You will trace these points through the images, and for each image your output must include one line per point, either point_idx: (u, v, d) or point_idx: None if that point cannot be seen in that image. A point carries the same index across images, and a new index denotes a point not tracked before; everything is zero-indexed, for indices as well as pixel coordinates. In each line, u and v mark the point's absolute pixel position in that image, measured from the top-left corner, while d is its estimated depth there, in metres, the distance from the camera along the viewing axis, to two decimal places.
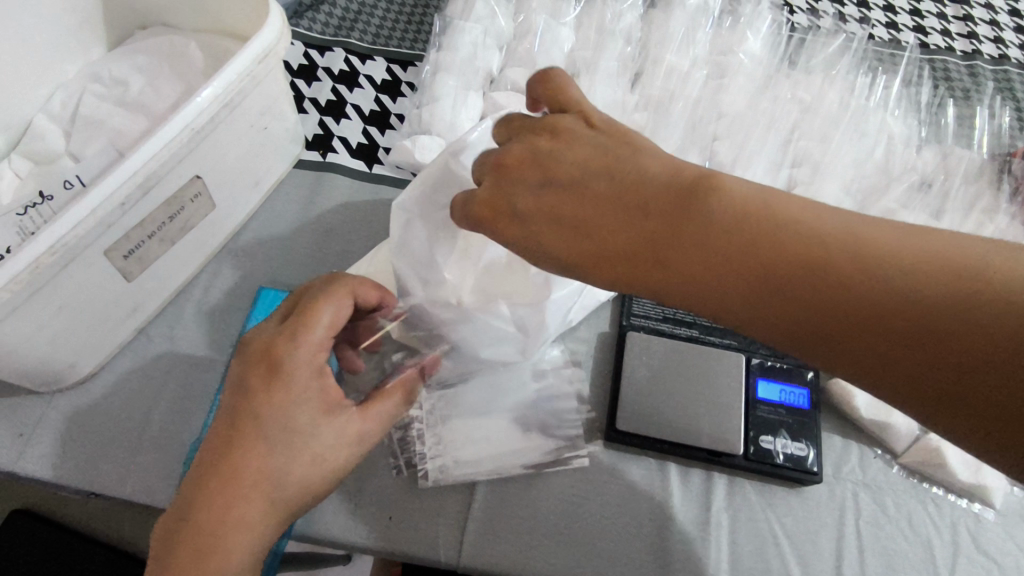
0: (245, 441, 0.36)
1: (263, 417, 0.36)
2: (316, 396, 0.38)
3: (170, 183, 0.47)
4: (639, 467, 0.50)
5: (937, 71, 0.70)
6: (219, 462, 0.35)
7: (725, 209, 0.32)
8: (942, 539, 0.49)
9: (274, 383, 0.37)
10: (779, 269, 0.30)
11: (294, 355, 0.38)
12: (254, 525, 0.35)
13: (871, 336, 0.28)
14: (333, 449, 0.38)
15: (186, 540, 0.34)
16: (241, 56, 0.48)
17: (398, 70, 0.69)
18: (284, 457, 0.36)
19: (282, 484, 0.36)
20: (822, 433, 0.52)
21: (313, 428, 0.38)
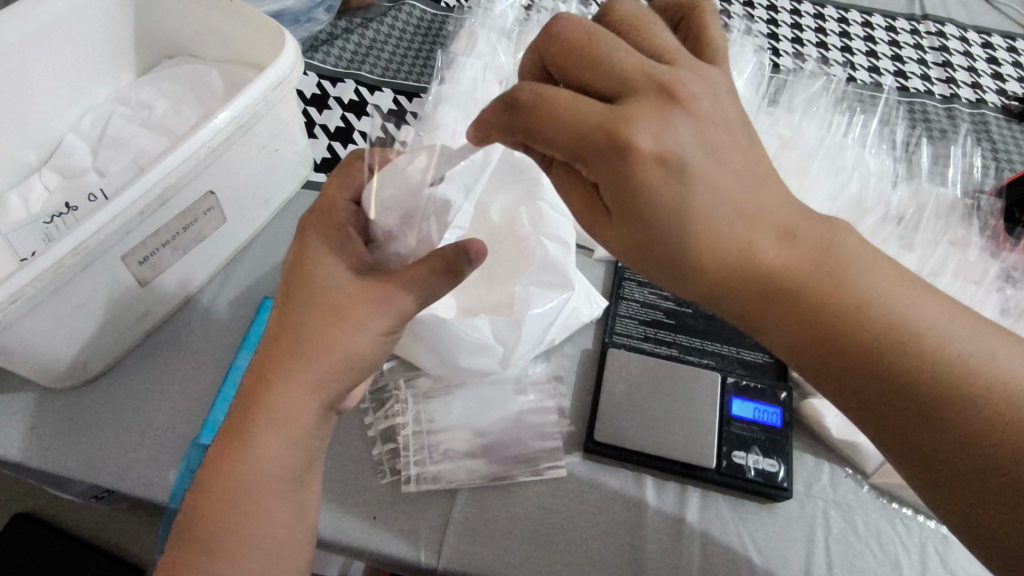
0: (288, 312, 0.43)
1: (302, 284, 0.44)
2: (339, 257, 0.45)
3: (185, 197, 0.51)
4: (616, 478, 0.52)
5: (915, 113, 0.74)
6: (278, 324, 0.43)
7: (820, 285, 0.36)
8: (910, 558, 0.50)
9: (303, 255, 0.45)
10: (827, 300, 0.36)
11: (318, 225, 0.46)
12: (304, 375, 0.42)
13: (873, 363, 0.36)
14: (360, 304, 0.43)
15: (254, 382, 0.42)
16: (257, 83, 0.53)
17: (404, 101, 0.74)
18: (317, 311, 0.43)
19: (306, 337, 0.42)
20: (794, 451, 0.54)
21: (334, 283, 0.44)
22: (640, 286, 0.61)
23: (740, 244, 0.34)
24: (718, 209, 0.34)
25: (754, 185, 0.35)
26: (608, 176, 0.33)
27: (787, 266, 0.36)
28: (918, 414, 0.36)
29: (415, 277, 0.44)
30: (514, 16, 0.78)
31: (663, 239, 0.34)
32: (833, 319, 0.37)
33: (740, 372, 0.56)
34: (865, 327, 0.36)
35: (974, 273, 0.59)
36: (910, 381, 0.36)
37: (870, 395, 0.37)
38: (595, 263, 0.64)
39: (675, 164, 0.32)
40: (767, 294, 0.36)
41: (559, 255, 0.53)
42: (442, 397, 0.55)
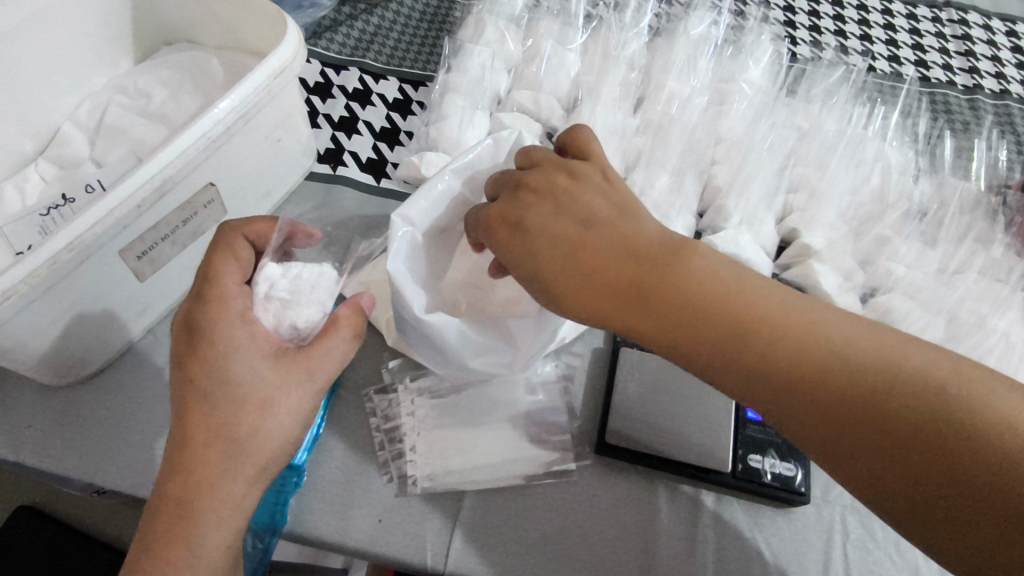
0: (199, 410, 0.39)
1: (202, 387, 0.39)
2: (247, 344, 0.40)
3: (184, 189, 0.49)
4: (628, 481, 0.51)
5: (937, 104, 0.72)
6: (183, 433, 0.39)
7: (707, 272, 0.37)
8: (931, 565, 0.48)
9: (196, 347, 0.39)
10: (741, 330, 0.35)
11: (205, 314, 0.40)
12: (227, 480, 0.39)
13: (860, 411, 0.33)
14: (280, 390, 0.40)
15: (167, 504, 0.38)
16: (258, 72, 0.51)
17: (410, 90, 0.72)
18: (229, 413, 0.39)
19: (228, 437, 0.39)
20: (811, 454, 0.52)
21: (246, 375, 0.40)
22: None
23: (613, 250, 0.38)
24: (555, 265, 0.39)
25: (618, 212, 0.40)
26: (534, 279, 0.40)
27: (716, 287, 0.37)
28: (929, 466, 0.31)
29: (328, 346, 0.43)
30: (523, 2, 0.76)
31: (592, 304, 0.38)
32: (762, 357, 0.35)
33: None
34: (817, 359, 0.34)
35: (999, 271, 0.57)
36: (904, 420, 0.32)
37: (866, 440, 0.32)
38: None
39: (527, 239, 0.40)
40: (686, 319, 0.36)
41: None
42: (449, 396, 0.53)
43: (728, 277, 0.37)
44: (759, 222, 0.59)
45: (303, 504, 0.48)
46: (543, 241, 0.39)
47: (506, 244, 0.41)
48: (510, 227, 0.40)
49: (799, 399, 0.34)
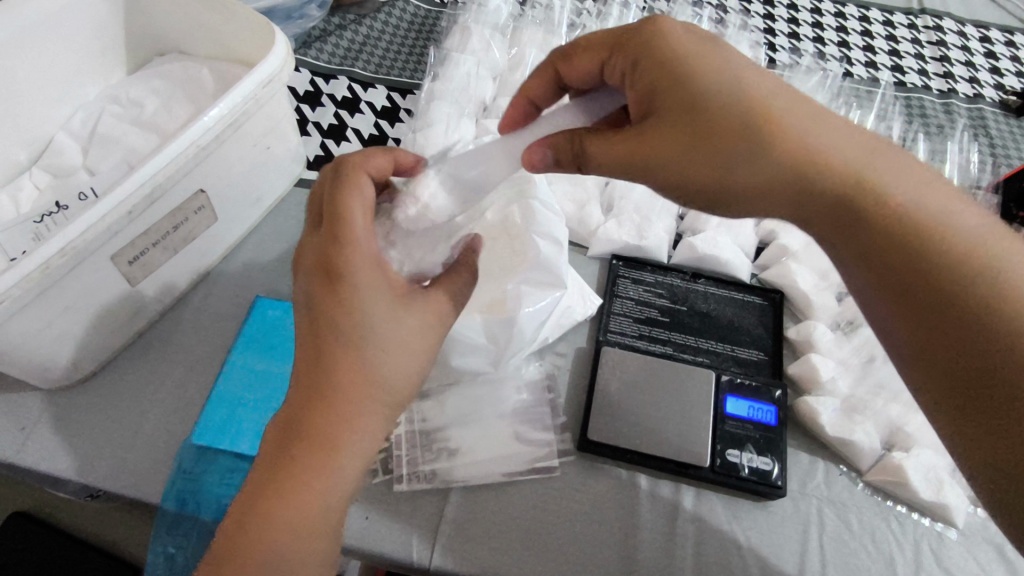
0: (337, 357, 0.38)
1: (349, 330, 0.38)
2: (383, 285, 0.39)
3: (175, 196, 0.51)
4: (610, 477, 0.52)
5: (912, 108, 0.74)
6: (322, 373, 0.38)
7: (838, 184, 0.41)
8: (904, 556, 0.50)
9: (335, 296, 0.37)
10: (837, 190, 0.42)
11: (344, 258, 0.38)
12: (370, 421, 0.39)
13: (946, 296, 0.40)
14: (416, 334, 0.40)
15: (305, 443, 0.37)
16: (247, 81, 0.52)
17: (398, 98, 0.74)
18: (377, 357, 0.38)
19: (364, 384, 0.38)
20: (788, 449, 0.53)
21: (382, 319, 0.38)
22: (634, 284, 0.61)
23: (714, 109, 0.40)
24: (776, 140, 0.41)
25: (764, 93, 0.41)
26: (670, 145, 0.41)
27: (815, 142, 0.41)
28: (953, 332, 0.39)
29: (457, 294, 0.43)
30: (508, 11, 0.77)
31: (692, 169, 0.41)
32: (878, 223, 0.41)
33: (734, 370, 0.56)
34: (934, 240, 0.41)
35: None
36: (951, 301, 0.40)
37: (909, 294, 0.41)
38: (589, 260, 0.63)
39: (734, 99, 0.41)
40: (769, 156, 0.41)
41: (550, 254, 0.53)
42: (435, 396, 0.55)
43: (832, 145, 0.42)
44: (718, 244, 0.62)
45: None
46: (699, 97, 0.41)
47: (653, 78, 0.42)
48: (714, 86, 0.41)
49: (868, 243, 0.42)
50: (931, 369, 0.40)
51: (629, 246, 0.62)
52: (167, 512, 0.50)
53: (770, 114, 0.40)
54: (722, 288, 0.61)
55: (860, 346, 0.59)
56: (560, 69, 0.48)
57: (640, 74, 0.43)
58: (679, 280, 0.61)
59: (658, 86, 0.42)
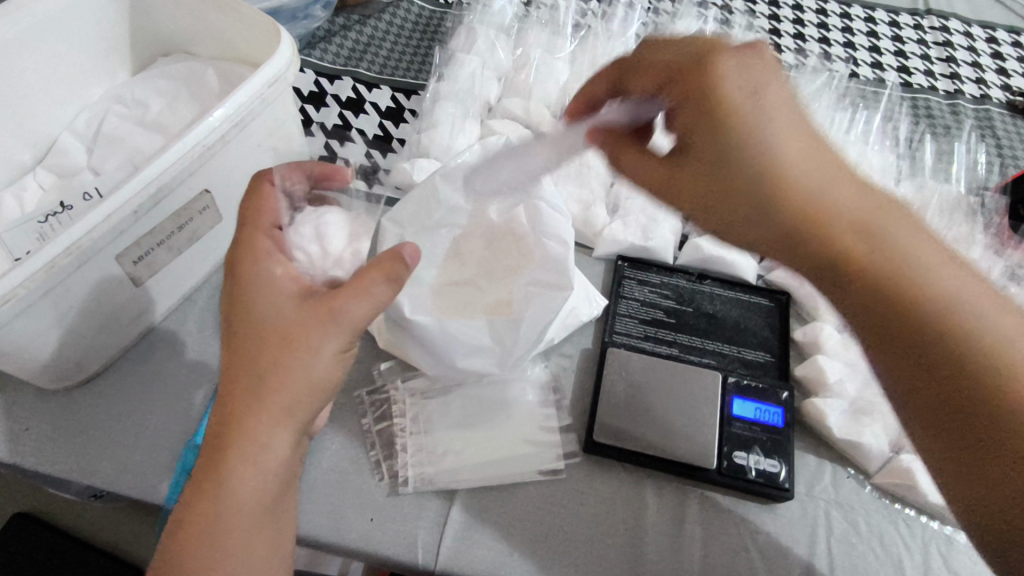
0: (232, 355, 0.40)
1: (246, 325, 0.41)
2: (267, 284, 0.42)
3: (180, 196, 0.51)
4: (616, 479, 0.52)
5: (919, 109, 0.73)
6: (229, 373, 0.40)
7: (831, 236, 0.40)
8: (913, 560, 0.49)
9: (237, 296, 0.42)
10: (811, 239, 0.41)
11: (256, 263, 0.43)
12: (267, 414, 0.39)
13: (957, 380, 0.38)
14: (305, 331, 0.40)
15: (211, 439, 0.39)
16: (253, 81, 0.52)
17: (402, 98, 0.74)
18: (267, 351, 0.40)
19: (257, 373, 0.39)
20: (795, 451, 0.53)
21: (268, 311, 0.41)
22: (640, 285, 0.60)
23: (698, 166, 0.43)
24: (838, 197, 0.40)
25: (805, 149, 0.40)
26: (682, 180, 0.45)
27: (841, 209, 0.40)
28: (959, 391, 0.38)
29: (358, 290, 0.41)
30: (512, 12, 0.77)
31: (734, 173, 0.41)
32: (851, 258, 0.40)
33: (741, 371, 0.56)
34: (926, 298, 0.39)
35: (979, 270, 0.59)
36: (961, 372, 0.38)
37: (897, 348, 0.40)
38: (595, 261, 0.63)
39: (768, 138, 0.40)
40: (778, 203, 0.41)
41: (559, 254, 0.52)
42: (440, 398, 0.54)
43: (834, 208, 0.40)
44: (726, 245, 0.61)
45: None
46: (811, 141, 0.41)
47: (693, 113, 0.42)
48: (740, 117, 0.40)
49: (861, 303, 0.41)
50: (931, 439, 0.40)
51: (635, 247, 0.61)
52: (171, 515, 0.49)
53: (783, 177, 0.40)
54: (729, 289, 0.60)
55: None
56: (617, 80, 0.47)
57: (686, 107, 0.42)
58: (685, 281, 0.60)
59: (689, 115, 0.42)
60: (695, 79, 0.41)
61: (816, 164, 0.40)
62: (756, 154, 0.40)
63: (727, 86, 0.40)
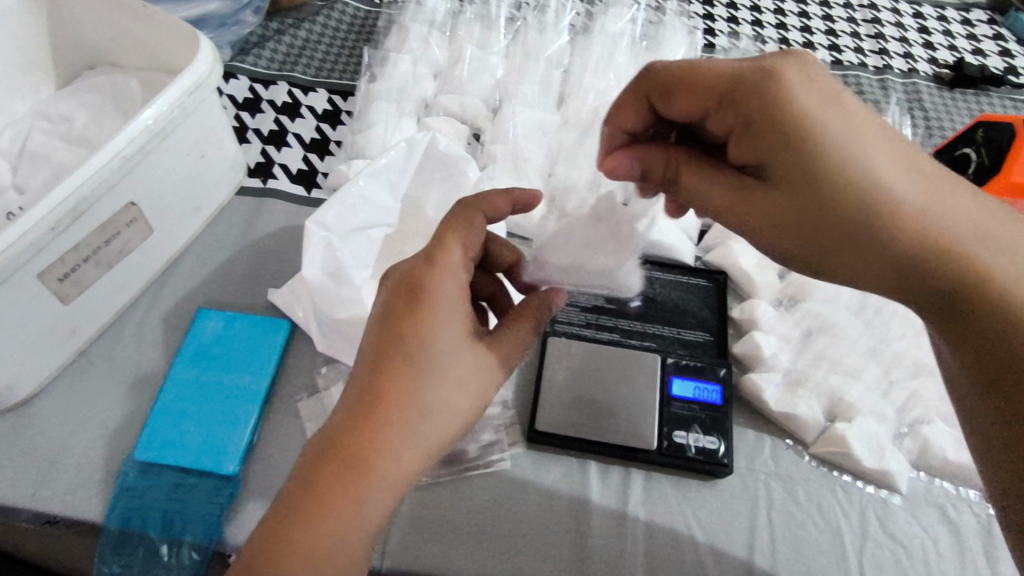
0: (392, 373, 0.36)
1: (422, 349, 0.37)
2: (461, 322, 0.39)
3: (103, 210, 0.50)
4: (559, 467, 0.52)
5: (849, 85, 0.75)
6: (379, 391, 0.36)
7: (916, 237, 0.39)
8: (851, 525, 0.51)
9: (417, 309, 0.37)
10: (919, 234, 0.39)
11: (438, 280, 0.38)
12: (407, 457, 0.36)
13: (991, 322, 0.38)
14: (472, 380, 0.38)
15: (340, 460, 0.34)
16: (172, 89, 0.51)
17: (339, 100, 0.73)
18: (431, 385, 0.36)
19: (432, 411, 0.37)
20: (734, 427, 0.54)
21: (456, 351, 0.38)
22: None
23: (795, 203, 0.40)
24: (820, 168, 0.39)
25: (868, 155, 0.39)
26: (772, 207, 0.41)
27: (903, 205, 0.39)
28: (989, 340, 0.38)
29: (509, 345, 0.42)
30: (446, 8, 0.77)
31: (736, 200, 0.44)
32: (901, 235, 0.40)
33: (680, 352, 0.56)
34: (965, 265, 0.39)
35: None
36: (986, 323, 0.38)
37: (959, 316, 0.40)
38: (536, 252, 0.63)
39: (877, 166, 0.39)
40: (832, 218, 0.40)
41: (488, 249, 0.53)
42: None
43: (896, 203, 0.39)
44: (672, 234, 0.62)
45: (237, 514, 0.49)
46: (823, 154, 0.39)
47: (769, 148, 0.40)
48: (820, 146, 0.38)
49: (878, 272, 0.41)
50: (975, 384, 0.40)
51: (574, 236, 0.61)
52: (112, 530, 0.49)
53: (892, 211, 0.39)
54: (668, 273, 0.61)
55: (802, 319, 0.60)
56: (656, 102, 0.44)
57: (757, 130, 0.40)
58: None
59: (759, 131, 0.40)
60: (758, 97, 0.39)
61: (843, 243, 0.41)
62: (841, 184, 0.39)
63: (792, 103, 0.38)
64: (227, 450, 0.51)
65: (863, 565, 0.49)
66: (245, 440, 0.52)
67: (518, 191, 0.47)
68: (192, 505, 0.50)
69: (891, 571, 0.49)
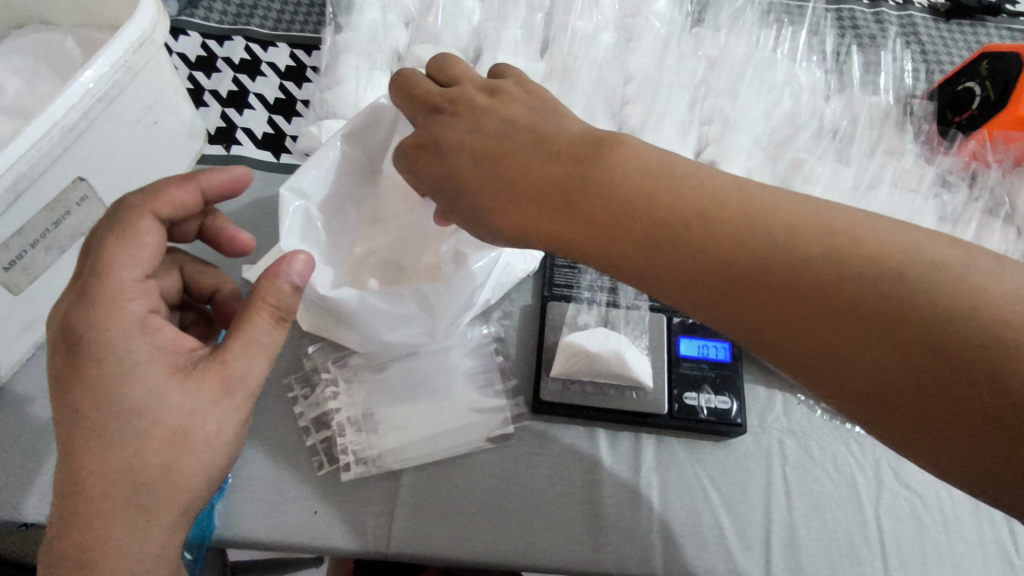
0: (80, 447, 0.34)
1: (106, 409, 0.34)
2: (150, 360, 0.35)
3: (48, 186, 0.45)
4: (568, 436, 0.50)
5: (844, 20, 0.71)
6: (74, 468, 0.34)
7: (805, 240, 0.31)
8: (866, 476, 0.50)
9: (75, 364, 0.34)
10: (714, 222, 0.33)
11: (95, 323, 0.34)
12: (128, 529, 0.34)
13: (914, 332, 0.28)
14: (200, 420, 0.36)
15: (65, 552, 0.33)
16: (112, 47, 0.46)
17: (303, 55, 0.67)
18: (128, 445, 0.34)
19: (146, 476, 0.34)
20: (745, 385, 0.52)
21: (150, 402, 0.34)
22: None
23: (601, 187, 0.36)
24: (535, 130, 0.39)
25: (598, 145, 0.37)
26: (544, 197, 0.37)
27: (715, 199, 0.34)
28: (890, 324, 0.29)
29: (241, 352, 0.37)
30: None
31: (460, 171, 0.39)
32: (833, 284, 0.30)
33: None
34: (898, 274, 0.29)
35: (912, 180, 0.58)
36: (918, 324, 0.28)
37: (909, 338, 0.28)
38: None
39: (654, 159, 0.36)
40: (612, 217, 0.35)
41: None
42: (381, 375, 0.51)
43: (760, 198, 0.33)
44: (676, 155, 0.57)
45: (229, 508, 0.46)
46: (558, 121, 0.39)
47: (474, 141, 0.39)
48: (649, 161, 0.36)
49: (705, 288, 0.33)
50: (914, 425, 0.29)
51: None
52: None
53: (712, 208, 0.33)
54: None
55: None
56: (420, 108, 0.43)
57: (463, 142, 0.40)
58: None
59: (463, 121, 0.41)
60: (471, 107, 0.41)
61: (591, 197, 0.35)
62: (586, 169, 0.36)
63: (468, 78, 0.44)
64: None
65: (880, 516, 0.48)
66: None
67: (202, 175, 0.42)
68: None
69: (907, 521, 0.48)
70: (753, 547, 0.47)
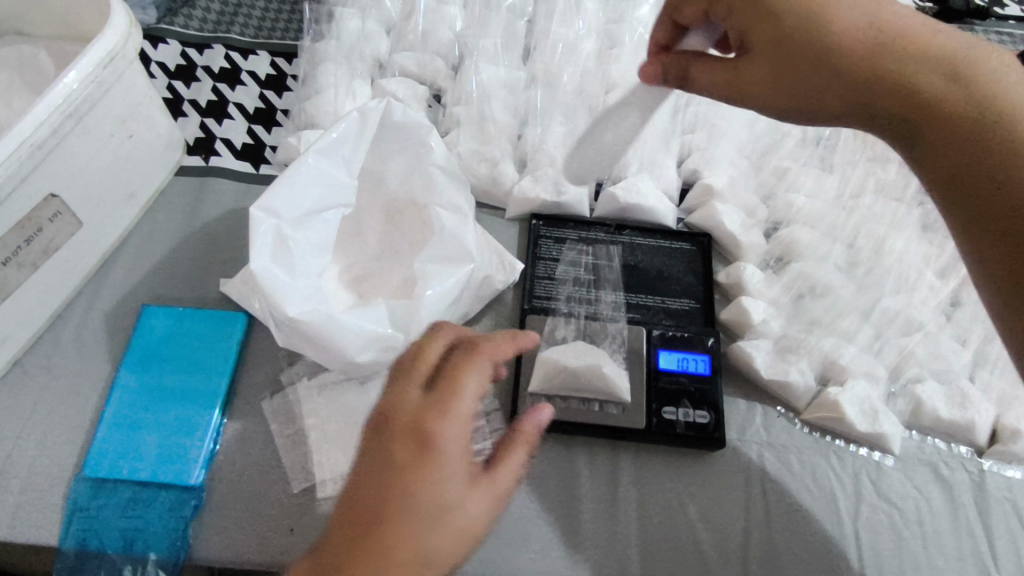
0: (358, 537, 0.34)
1: (420, 497, 0.35)
2: (462, 468, 0.37)
3: (17, 204, 0.44)
4: (546, 451, 0.50)
5: None
6: (347, 556, 0.34)
7: (976, 103, 0.38)
8: (845, 490, 0.49)
9: (413, 461, 0.36)
10: (921, 106, 0.39)
11: (443, 427, 0.36)
12: None
13: (995, 191, 0.36)
14: (482, 513, 0.37)
15: None
16: (82, 62, 0.45)
17: (283, 63, 0.67)
18: (433, 535, 0.35)
19: (417, 567, 0.35)
20: (724, 398, 0.52)
21: (459, 502, 0.36)
22: (557, 243, 0.56)
23: (845, 83, 0.41)
24: (848, 16, 0.41)
25: (891, 28, 0.41)
26: (760, 63, 0.43)
27: (916, 91, 0.39)
28: (1004, 201, 0.36)
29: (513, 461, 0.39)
30: None
31: (750, 79, 0.44)
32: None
33: (666, 323, 0.54)
34: (999, 120, 0.37)
35: None
36: (998, 179, 0.36)
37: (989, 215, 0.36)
38: (508, 223, 0.59)
39: (842, 20, 0.41)
40: (882, 89, 0.40)
41: (456, 226, 0.49)
42: (359, 389, 0.51)
43: (896, 61, 0.40)
44: (638, 190, 0.58)
45: (202, 527, 0.46)
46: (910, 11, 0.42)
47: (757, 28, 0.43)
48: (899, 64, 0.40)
49: (928, 118, 0.39)
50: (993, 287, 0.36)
51: (547, 204, 0.57)
52: (68, 554, 0.45)
53: (881, 73, 0.40)
54: (649, 237, 0.58)
55: (791, 283, 0.57)
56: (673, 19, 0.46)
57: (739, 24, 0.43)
58: (602, 235, 0.57)
59: (754, 24, 0.43)
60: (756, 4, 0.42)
61: (803, 70, 0.42)
62: (834, 71, 0.41)
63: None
64: (187, 459, 0.47)
65: (859, 531, 0.48)
66: (206, 447, 0.48)
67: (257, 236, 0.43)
68: (152, 522, 0.46)
69: (886, 535, 0.48)
70: (732, 562, 0.47)
